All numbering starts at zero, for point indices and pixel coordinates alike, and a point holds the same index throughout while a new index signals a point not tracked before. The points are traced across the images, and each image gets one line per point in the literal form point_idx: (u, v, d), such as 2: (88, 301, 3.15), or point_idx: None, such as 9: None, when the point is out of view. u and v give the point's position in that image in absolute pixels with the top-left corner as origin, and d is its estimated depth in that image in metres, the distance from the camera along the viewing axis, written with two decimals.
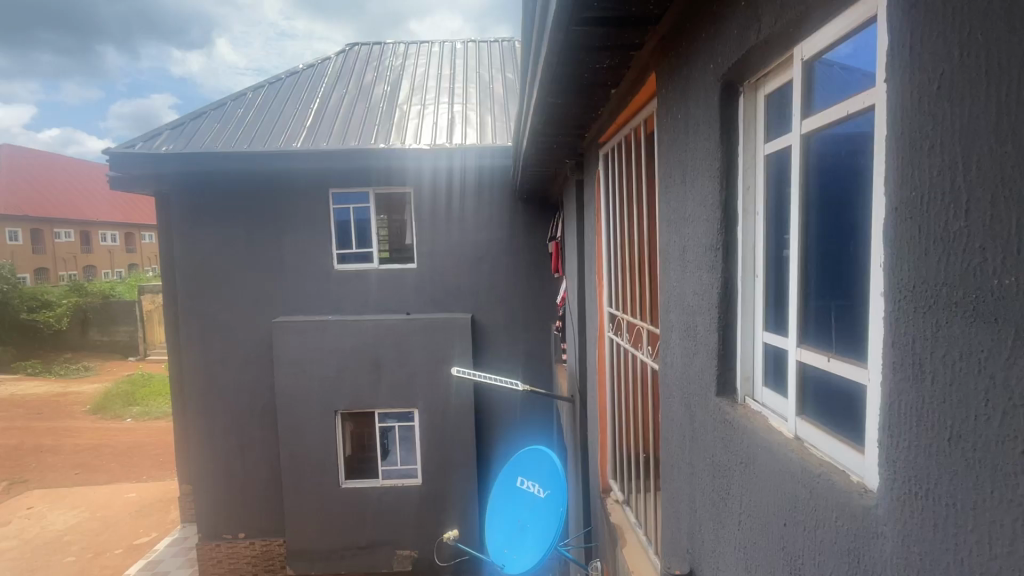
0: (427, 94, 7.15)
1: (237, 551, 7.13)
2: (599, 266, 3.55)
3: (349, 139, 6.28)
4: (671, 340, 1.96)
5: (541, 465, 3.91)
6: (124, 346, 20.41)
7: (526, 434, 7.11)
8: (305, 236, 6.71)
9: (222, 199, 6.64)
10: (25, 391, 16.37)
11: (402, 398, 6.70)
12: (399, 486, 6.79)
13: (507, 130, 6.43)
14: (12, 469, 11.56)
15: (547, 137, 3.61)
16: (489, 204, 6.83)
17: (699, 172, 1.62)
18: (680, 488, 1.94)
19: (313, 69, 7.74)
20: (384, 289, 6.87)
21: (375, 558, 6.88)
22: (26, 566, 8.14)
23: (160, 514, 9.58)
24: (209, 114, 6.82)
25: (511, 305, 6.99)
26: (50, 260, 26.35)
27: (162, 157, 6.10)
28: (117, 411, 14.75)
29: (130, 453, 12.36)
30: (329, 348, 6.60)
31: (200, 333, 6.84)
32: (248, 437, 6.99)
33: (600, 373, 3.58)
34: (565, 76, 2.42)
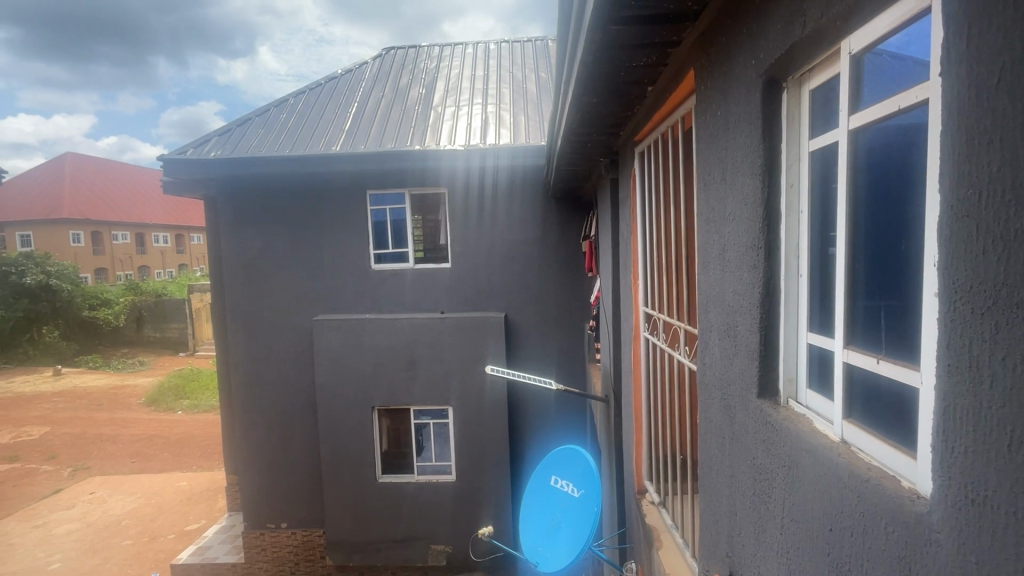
0: (461, 95, 7.24)
1: (279, 540, 7.41)
2: (634, 264, 3.52)
3: (385, 141, 6.42)
4: (709, 340, 1.94)
5: (576, 464, 3.90)
6: (175, 342, 21.53)
7: (559, 433, 7.12)
8: (343, 236, 6.91)
9: (266, 201, 6.91)
10: (87, 383, 17.46)
11: (436, 396, 6.81)
12: (433, 482, 6.92)
13: (540, 129, 6.44)
14: (76, 456, 12.37)
15: (582, 136, 3.61)
16: (522, 203, 6.86)
17: (740, 169, 1.60)
18: (718, 490, 1.92)
19: (351, 73, 7.96)
20: (419, 288, 6.99)
21: (410, 552, 7.02)
22: (89, 547, 8.71)
23: (209, 502, 10.07)
24: (253, 120, 7.10)
25: (545, 304, 7.01)
26: (109, 261, 28.03)
27: (211, 162, 6.39)
28: (169, 404, 15.57)
29: (181, 444, 13.03)
30: (366, 345, 6.78)
31: (245, 330, 7.13)
32: (289, 431, 7.26)
33: (636, 373, 3.55)
34: (601, 75, 2.42)
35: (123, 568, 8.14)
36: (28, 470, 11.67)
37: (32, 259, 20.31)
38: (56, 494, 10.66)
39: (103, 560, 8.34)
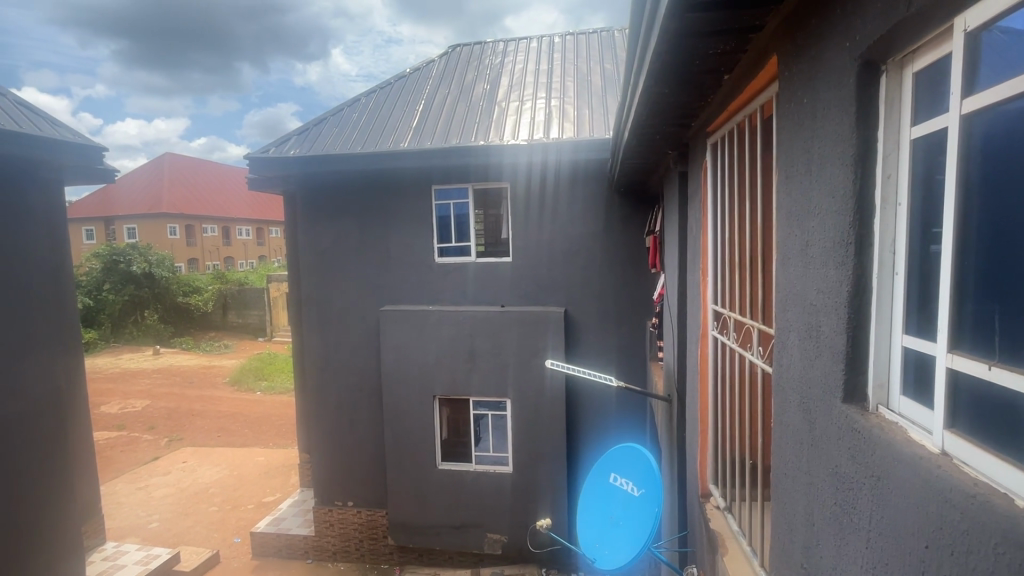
0: (526, 89, 7.26)
1: (346, 517, 7.86)
2: (703, 260, 3.39)
3: (450, 137, 6.56)
4: (788, 340, 1.84)
5: (636, 463, 3.82)
6: (255, 328, 23.25)
7: (617, 430, 7.04)
8: (409, 230, 7.16)
9: (338, 197, 7.28)
10: (181, 363, 19.23)
11: (495, 388, 6.92)
12: (490, 472, 7.05)
13: (605, 122, 6.34)
14: (172, 427, 13.71)
15: (650, 129, 3.52)
16: (584, 198, 6.80)
17: (829, 159, 1.50)
18: (794, 498, 1.82)
19: (418, 72, 8.19)
20: (480, 281, 7.11)
21: (467, 538, 7.20)
22: (182, 510, 9.64)
23: (283, 477, 10.83)
24: (328, 120, 7.49)
25: (605, 300, 6.93)
26: (199, 252, 30.67)
27: (291, 160, 6.82)
28: (250, 384, 16.87)
29: (260, 422, 14.09)
30: (429, 336, 7.00)
31: (318, 318, 7.58)
32: (356, 415, 7.65)
33: (702, 373, 3.43)
34: (673, 65, 2.36)
35: (210, 532, 8.94)
36: (132, 438, 13.05)
37: (137, 249, 22.47)
38: (155, 461, 11.87)
39: (193, 523, 9.21)
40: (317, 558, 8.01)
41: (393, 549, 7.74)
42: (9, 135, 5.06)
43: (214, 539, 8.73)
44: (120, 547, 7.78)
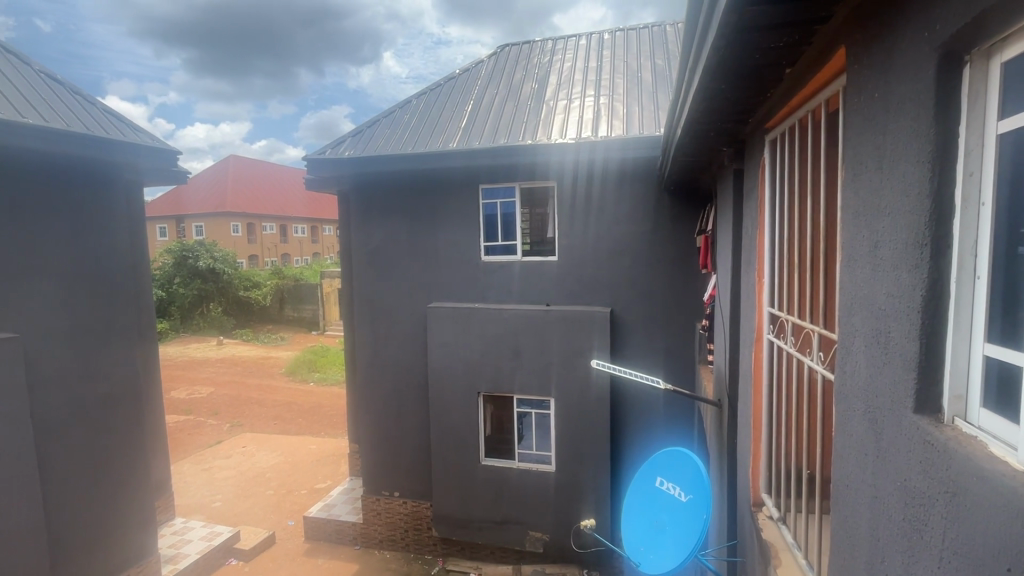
0: (574, 87, 7.22)
1: (392, 507, 8.11)
2: (759, 260, 3.27)
3: (498, 137, 6.62)
4: (853, 346, 1.76)
5: (683, 468, 3.74)
6: (309, 322, 24.35)
7: (664, 433, 6.91)
8: (457, 229, 7.28)
9: (389, 196, 7.51)
10: (242, 353, 20.38)
11: (539, 386, 6.93)
12: (533, 470, 7.08)
13: (655, 119, 6.22)
14: (233, 413, 14.58)
15: (704, 125, 3.43)
16: (631, 196, 6.71)
17: (903, 157, 1.42)
18: (857, 512, 1.74)
19: (467, 73, 8.31)
20: (525, 280, 7.15)
21: (509, 535, 7.25)
22: (241, 491, 10.26)
23: (334, 465, 11.30)
24: (381, 121, 7.73)
25: (652, 301, 6.81)
26: (259, 249, 32.41)
27: (346, 161, 7.10)
28: (303, 375, 17.71)
29: (313, 411, 14.77)
30: (475, 333, 7.10)
31: (368, 314, 7.84)
32: (404, 408, 7.87)
33: (756, 378, 3.32)
34: (730, 60, 2.30)
35: (267, 513, 9.46)
36: (198, 422, 13.96)
37: (204, 246, 23.97)
38: (218, 444, 12.66)
39: (251, 504, 9.77)
40: (365, 545, 8.30)
41: (437, 540, 7.93)
42: (98, 141, 5.55)
43: (270, 520, 9.22)
44: (187, 523, 8.39)
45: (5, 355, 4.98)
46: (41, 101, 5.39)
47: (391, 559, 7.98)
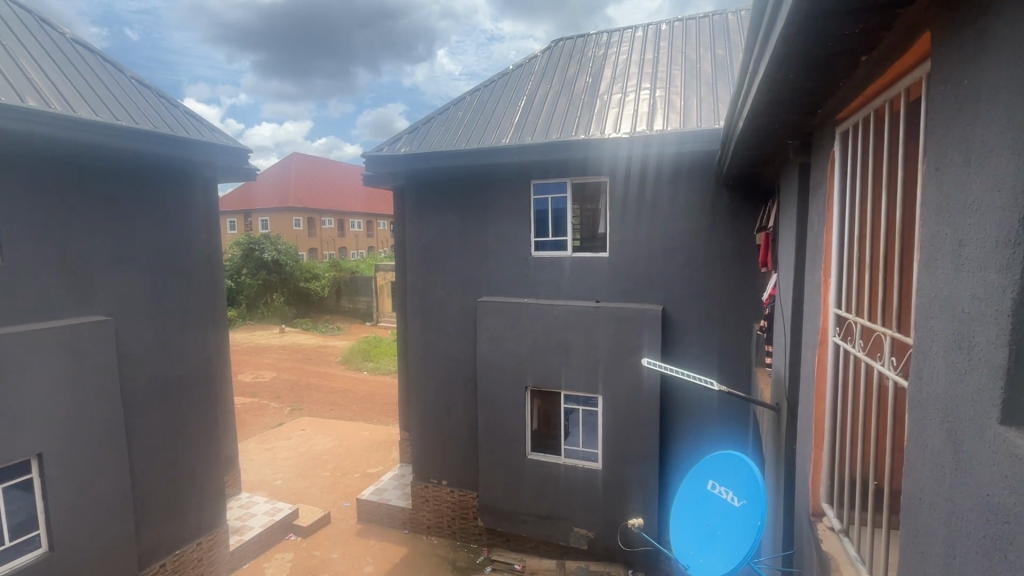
0: (629, 80, 7.08)
1: (440, 495, 8.33)
2: (826, 259, 3.10)
3: (551, 132, 6.61)
4: (931, 351, 1.65)
5: (736, 472, 3.63)
6: (364, 313, 25.31)
7: (716, 436, 6.73)
8: (508, 224, 7.35)
9: (442, 191, 7.68)
10: (301, 341, 21.49)
11: (587, 383, 6.89)
12: (579, 467, 7.06)
13: (714, 112, 6.02)
14: (293, 397, 15.42)
15: (768, 117, 3.30)
16: (687, 192, 6.53)
17: (994, 149, 1.33)
18: (931, 526, 1.64)
19: (521, 69, 8.32)
20: (575, 276, 7.11)
21: (553, 530, 7.27)
22: (300, 471, 10.84)
23: (385, 451, 11.74)
24: (436, 118, 7.90)
25: (707, 300, 6.60)
26: (318, 242, 33.97)
27: (401, 158, 7.32)
28: (358, 364, 18.45)
29: (367, 399, 15.38)
30: (523, 328, 7.15)
31: (421, 306, 8.07)
32: (453, 400, 8.05)
33: (820, 382, 3.16)
34: (799, 48, 2.20)
35: (323, 493, 9.97)
36: (262, 404, 14.87)
37: (269, 238, 25.39)
38: (279, 426, 13.44)
39: (309, 484, 10.32)
40: (413, 529, 8.58)
41: (482, 529, 8.08)
42: (179, 141, 6.02)
43: (326, 500, 9.70)
44: (251, 498, 8.98)
45: (99, 335, 5.55)
46: (132, 106, 5.91)
47: (438, 545, 8.21)
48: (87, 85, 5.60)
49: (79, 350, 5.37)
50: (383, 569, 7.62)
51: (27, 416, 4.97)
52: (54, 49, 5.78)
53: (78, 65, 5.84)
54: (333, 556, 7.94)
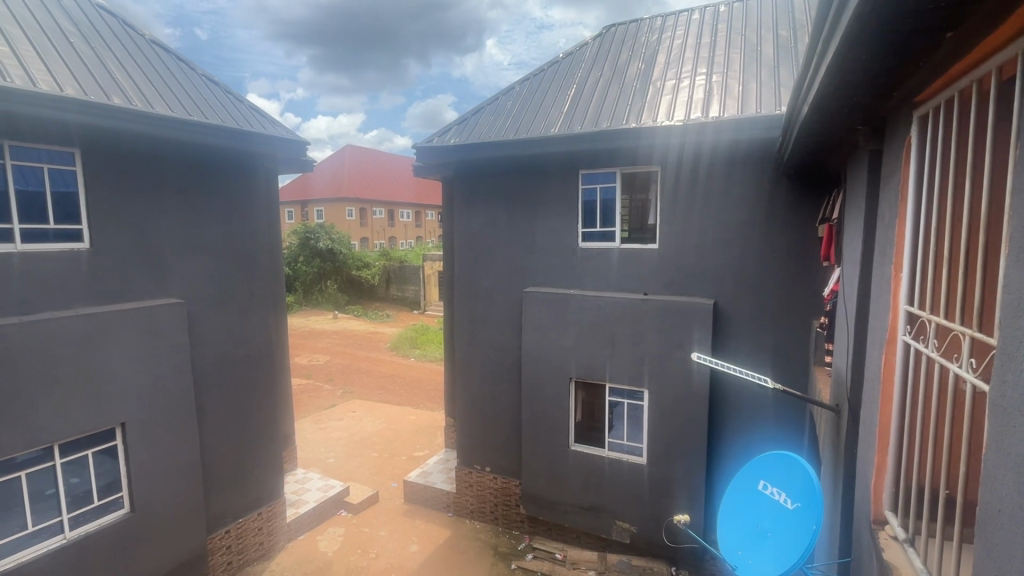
0: (684, 66, 6.84)
1: (483, 481, 8.48)
2: (899, 252, 2.90)
3: (601, 121, 6.49)
4: (1018, 353, 1.52)
5: (790, 473, 3.49)
6: (412, 302, 25.98)
7: (768, 436, 6.49)
8: (556, 215, 7.31)
9: (490, 182, 7.73)
10: (353, 327, 22.36)
11: (633, 377, 6.79)
12: (623, 461, 6.99)
13: (775, 97, 5.72)
14: (345, 380, 16.09)
15: (837, 100, 3.10)
16: (743, 182, 6.27)
17: None
18: (1012, 542, 1.52)
19: (571, 56, 8.20)
20: (623, 268, 7.00)
21: (595, 522, 7.26)
22: (351, 451, 11.33)
23: (431, 436, 12.07)
24: (485, 109, 7.93)
25: (763, 295, 6.33)
26: (369, 232, 35.05)
27: (451, 149, 7.41)
28: (405, 350, 18.99)
29: (414, 384, 15.84)
30: (569, 319, 7.12)
31: (468, 296, 8.20)
32: (497, 389, 8.15)
33: (887, 383, 2.98)
34: (875, 22, 2.05)
35: (372, 473, 10.38)
36: (317, 386, 15.61)
37: (324, 228, 26.45)
38: (332, 407, 14.07)
39: (359, 464, 10.77)
40: (457, 513, 8.79)
41: (524, 517, 8.17)
42: (243, 134, 6.35)
43: (375, 480, 10.10)
44: (306, 474, 9.48)
45: (173, 316, 5.99)
46: (202, 102, 6.29)
47: (480, 530, 8.38)
48: (162, 83, 5.99)
49: (156, 330, 5.83)
50: (428, 549, 7.87)
51: (112, 388, 5.45)
52: (135, 49, 6.23)
53: (155, 64, 6.26)
54: (380, 534, 8.26)
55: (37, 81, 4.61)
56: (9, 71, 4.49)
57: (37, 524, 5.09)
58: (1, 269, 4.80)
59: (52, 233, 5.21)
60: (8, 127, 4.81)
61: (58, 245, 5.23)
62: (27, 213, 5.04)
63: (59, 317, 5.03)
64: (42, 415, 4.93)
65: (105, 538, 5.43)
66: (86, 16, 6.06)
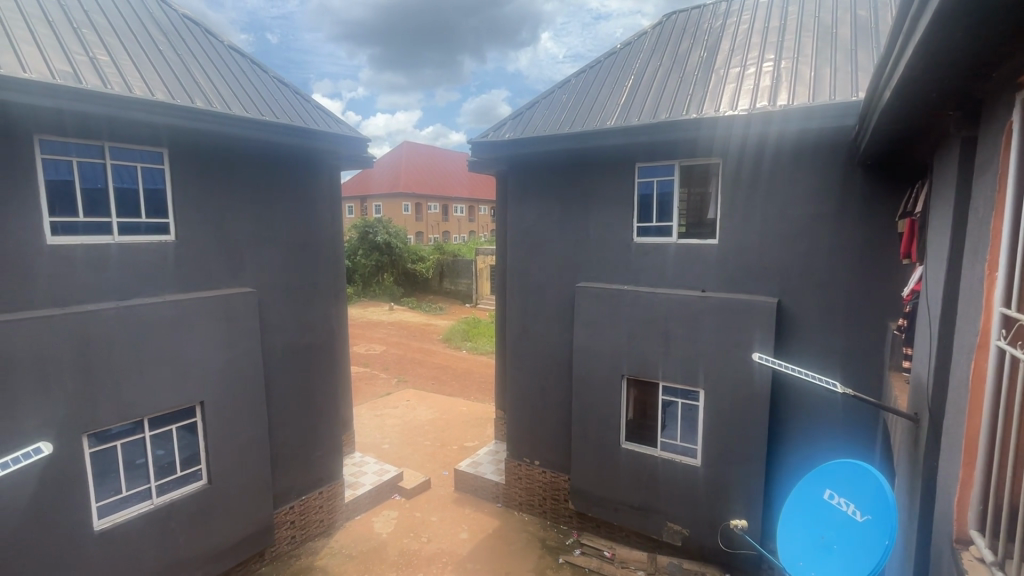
0: (750, 52, 6.51)
1: (532, 474, 8.53)
2: (995, 249, 2.64)
3: (660, 112, 6.32)
4: None
5: (860, 485, 3.31)
6: (464, 295, 26.42)
7: (835, 443, 6.13)
8: (610, 210, 7.20)
9: (545, 176, 7.72)
10: (408, 319, 23.05)
11: (688, 376, 6.60)
12: (675, 462, 6.81)
13: (852, 83, 5.35)
14: (400, 370, 16.64)
15: (925, 82, 2.86)
16: (813, 173, 5.91)
17: None
18: None
19: (629, 47, 8.01)
20: (680, 263, 6.78)
21: (646, 522, 7.13)
22: (405, 439, 11.72)
23: (481, 427, 12.29)
24: (540, 103, 7.92)
25: (832, 294, 5.96)
26: (424, 226, 35.92)
27: (506, 144, 7.47)
28: (457, 343, 19.37)
29: (465, 376, 16.14)
30: (622, 315, 7.01)
31: (520, 290, 8.24)
32: (548, 383, 8.16)
33: (976, 392, 2.73)
34: None
35: (424, 461, 10.70)
36: (373, 374, 16.24)
37: (382, 222, 27.42)
38: (387, 395, 14.61)
39: (413, 451, 11.13)
40: (505, 504, 8.90)
41: (573, 513, 8.15)
42: (310, 133, 6.69)
43: (427, 467, 10.41)
44: (363, 458, 9.91)
45: (246, 304, 6.42)
46: (274, 103, 6.68)
47: (529, 522, 8.44)
48: (239, 86, 6.41)
49: (232, 316, 6.28)
50: (477, 537, 8.03)
51: (193, 369, 5.93)
52: (215, 55, 6.70)
53: (232, 68, 6.70)
54: (432, 519, 8.50)
55: (133, 87, 5.07)
56: (110, 79, 4.96)
57: (130, 489, 5.59)
58: (101, 258, 5.32)
59: (144, 226, 5.71)
60: (109, 129, 5.32)
61: (149, 237, 5.72)
62: (124, 208, 5.54)
63: (150, 303, 5.53)
64: (134, 391, 5.44)
65: (186, 507, 5.92)
66: (175, 26, 6.58)
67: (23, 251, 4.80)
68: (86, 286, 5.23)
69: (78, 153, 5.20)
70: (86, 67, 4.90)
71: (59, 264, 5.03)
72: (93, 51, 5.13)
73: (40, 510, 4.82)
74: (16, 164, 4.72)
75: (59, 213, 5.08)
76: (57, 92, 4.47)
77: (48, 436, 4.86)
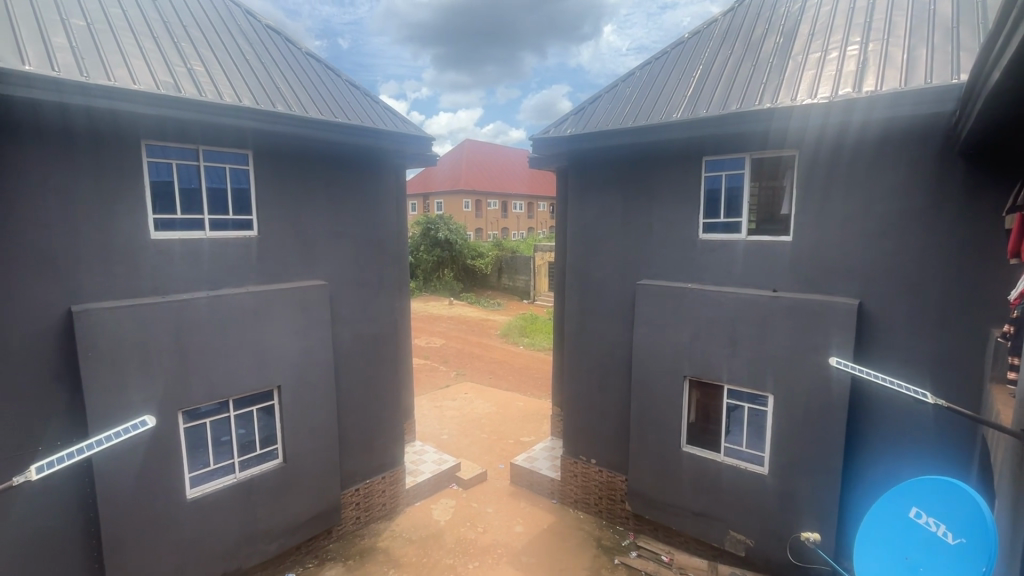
0: (832, 35, 6.07)
1: (589, 472, 8.46)
2: None
3: (730, 102, 6.04)
4: None
5: (953, 504, 3.04)
6: (522, 292, 26.55)
7: (922, 457, 5.63)
8: (675, 206, 6.98)
9: (606, 171, 7.61)
10: (467, 313, 23.52)
11: (756, 380, 6.29)
12: (740, 469, 6.52)
13: (952, 64, 4.86)
14: (459, 363, 17.03)
15: None
16: (903, 164, 5.44)
17: None
18: None
19: (698, 36, 7.69)
20: (750, 262, 6.46)
21: (707, 529, 6.89)
22: (463, 430, 11.99)
23: (538, 423, 12.34)
24: (603, 97, 7.80)
25: (923, 296, 5.47)
26: (483, 223, 36.42)
27: (567, 140, 7.43)
28: (514, 338, 19.54)
29: (523, 372, 16.25)
30: (685, 315, 6.79)
31: (579, 286, 8.18)
32: (606, 381, 8.06)
33: None
34: None
35: (481, 453, 10.90)
36: (434, 367, 16.72)
37: (444, 219, 28.13)
38: (446, 387, 15.00)
39: (470, 443, 11.38)
40: (560, 500, 8.90)
41: (629, 514, 8.02)
42: (378, 133, 6.98)
43: (484, 460, 10.60)
44: (423, 447, 10.25)
45: (319, 296, 6.82)
46: (346, 105, 7.02)
47: (584, 520, 8.39)
48: (315, 90, 6.79)
49: (306, 307, 6.69)
50: (532, 531, 8.09)
51: (272, 355, 6.38)
52: (294, 61, 7.13)
53: (309, 73, 7.12)
54: (488, 510, 8.67)
55: (223, 94, 5.51)
56: (204, 87, 5.42)
57: (216, 463, 6.11)
58: (196, 251, 5.84)
59: (231, 222, 6.20)
60: (203, 134, 5.82)
61: (236, 232, 6.21)
62: (214, 206, 6.04)
63: (236, 293, 6.01)
64: (222, 374, 5.94)
65: (264, 482, 6.40)
66: (260, 36, 7.08)
67: (132, 244, 5.36)
68: (183, 277, 5.76)
69: (177, 156, 5.71)
70: (184, 77, 5.38)
71: (160, 256, 5.57)
72: (190, 62, 5.63)
73: (143, 477, 5.39)
74: (127, 167, 5.27)
75: (161, 211, 5.62)
76: (161, 100, 4.95)
77: (150, 411, 5.42)
